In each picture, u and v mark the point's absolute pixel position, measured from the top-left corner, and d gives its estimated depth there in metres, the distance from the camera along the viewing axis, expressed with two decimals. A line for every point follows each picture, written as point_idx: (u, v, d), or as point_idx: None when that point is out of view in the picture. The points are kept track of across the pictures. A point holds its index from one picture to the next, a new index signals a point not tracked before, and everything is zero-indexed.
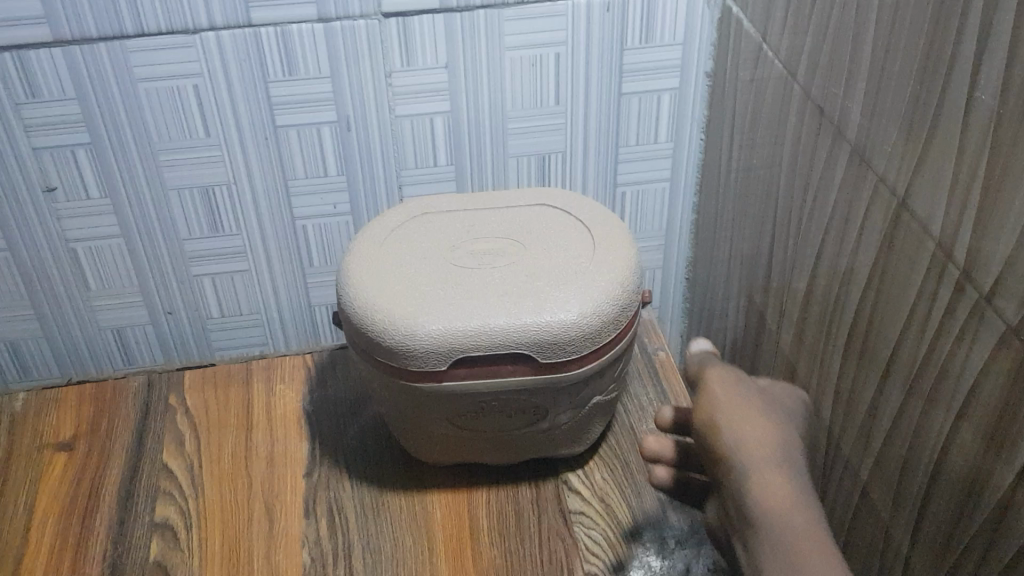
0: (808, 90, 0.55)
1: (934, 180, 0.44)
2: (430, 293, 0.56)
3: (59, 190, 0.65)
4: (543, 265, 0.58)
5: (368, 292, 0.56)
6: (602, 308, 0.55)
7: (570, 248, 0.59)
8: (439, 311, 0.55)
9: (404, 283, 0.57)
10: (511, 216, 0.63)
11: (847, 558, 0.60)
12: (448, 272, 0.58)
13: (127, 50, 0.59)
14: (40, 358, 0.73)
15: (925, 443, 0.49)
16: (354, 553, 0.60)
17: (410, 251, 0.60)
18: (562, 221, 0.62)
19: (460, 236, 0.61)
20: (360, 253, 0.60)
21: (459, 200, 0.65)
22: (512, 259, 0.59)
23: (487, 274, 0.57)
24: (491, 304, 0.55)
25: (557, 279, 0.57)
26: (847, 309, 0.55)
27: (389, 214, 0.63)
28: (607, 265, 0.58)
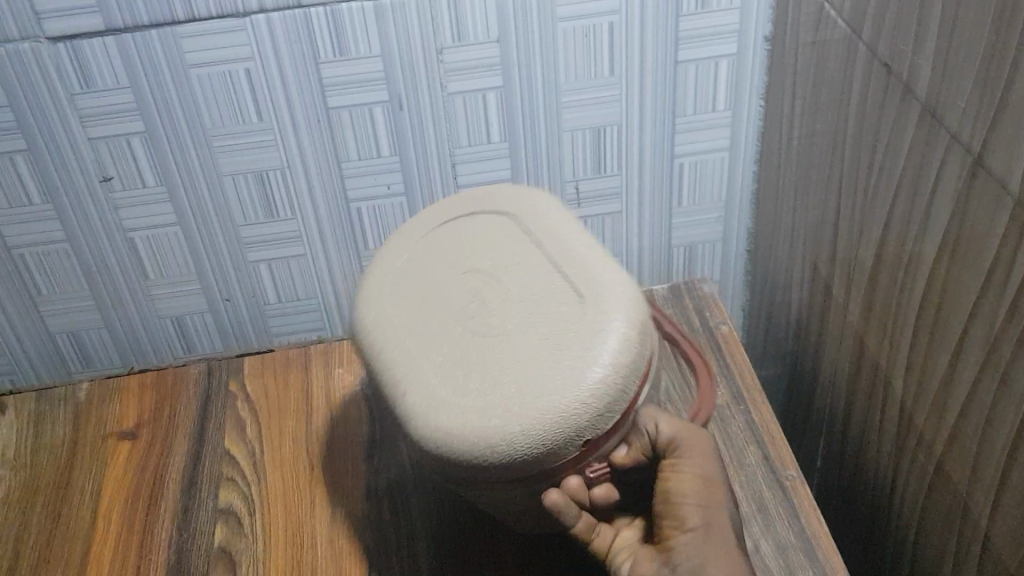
0: (874, 50, 0.53)
1: (1012, 136, 0.42)
2: (409, 339, 0.52)
3: (115, 179, 0.65)
4: (487, 347, 0.50)
5: (388, 302, 0.55)
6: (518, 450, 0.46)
7: (520, 349, 0.49)
8: (393, 373, 0.52)
9: (412, 310, 0.54)
10: (552, 271, 0.52)
11: (919, 537, 0.58)
12: (444, 321, 0.52)
13: (178, 36, 0.59)
14: (102, 348, 0.73)
15: (1007, 411, 0.47)
16: (417, 536, 0.60)
17: (443, 270, 0.55)
18: (566, 315, 0.49)
19: (491, 263, 0.55)
20: (399, 256, 0.58)
21: (505, 209, 0.58)
22: (503, 325, 0.50)
23: (464, 348, 0.50)
24: (422, 403, 0.49)
25: (503, 394, 0.47)
26: (918, 276, 0.53)
27: (451, 208, 0.59)
28: (493, 401, 0.47)
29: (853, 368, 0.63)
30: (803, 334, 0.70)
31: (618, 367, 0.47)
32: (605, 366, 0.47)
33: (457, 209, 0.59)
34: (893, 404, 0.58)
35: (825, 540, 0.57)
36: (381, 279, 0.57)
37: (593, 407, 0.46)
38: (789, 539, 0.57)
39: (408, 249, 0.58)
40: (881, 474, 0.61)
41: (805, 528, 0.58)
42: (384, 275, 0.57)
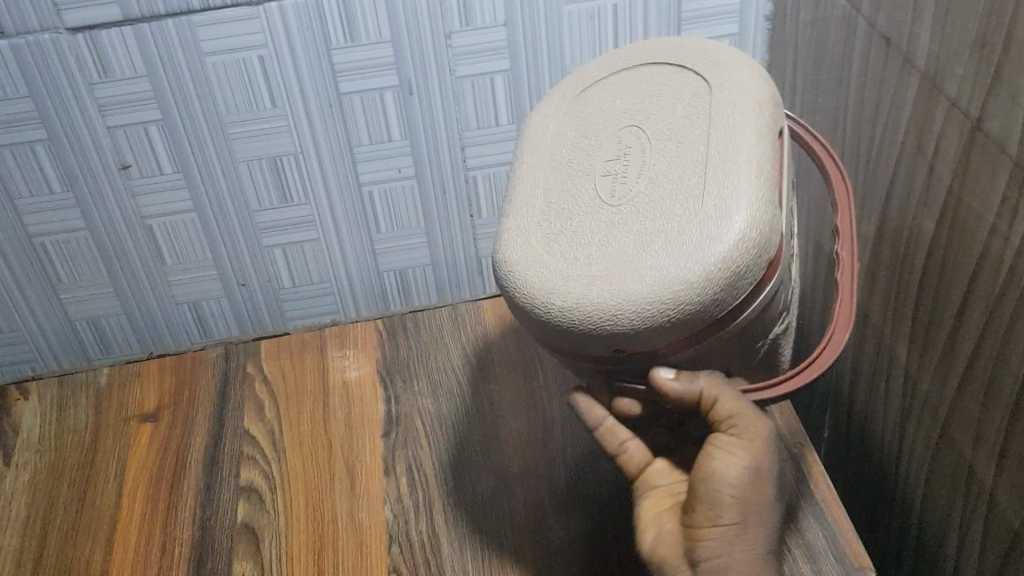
0: (873, 23, 0.55)
1: (1009, 101, 0.43)
2: (540, 194, 0.52)
3: (133, 167, 0.66)
4: (608, 224, 0.47)
5: (531, 136, 0.55)
6: (587, 322, 0.44)
7: (633, 230, 0.46)
8: (514, 212, 0.52)
9: (547, 166, 0.53)
10: (692, 150, 0.46)
11: (924, 505, 0.59)
12: (568, 186, 0.51)
13: (194, 25, 0.61)
14: (121, 334, 0.75)
15: (1009, 370, 0.48)
16: (435, 509, 0.61)
17: (596, 119, 0.53)
18: (684, 214, 0.44)
19: (637, 119, 0.50)
20: (573, 95, 0.55)
21: (684, 64, 0.51)
22: (626, 198, 0.47)
23: (590, 212, 0.48)
24: (528, 247, 0.49)
25: (601, 266, 0.45)
26: (920, 245, 0.54)
27: (642, 57, 0.53)
28: (580, 278, 0.45)
29: (856, 340, 0.65)
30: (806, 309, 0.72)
31: (718, 260, 0.42)
32: (703, 263, 0.42)
33: (646, 51, 0.53)
34: (896, 372, 0.60)
35: (832, 504, 0.59)
36: (537, 118, 0.56)
37: (674, 304, 0.42)
38: (798, 504, 0.59)
39: (594, 89, 0.54)
40: (885, 443, 0.63)
41: (813, 494, 0.60)
42: (535, 117, 0.56)
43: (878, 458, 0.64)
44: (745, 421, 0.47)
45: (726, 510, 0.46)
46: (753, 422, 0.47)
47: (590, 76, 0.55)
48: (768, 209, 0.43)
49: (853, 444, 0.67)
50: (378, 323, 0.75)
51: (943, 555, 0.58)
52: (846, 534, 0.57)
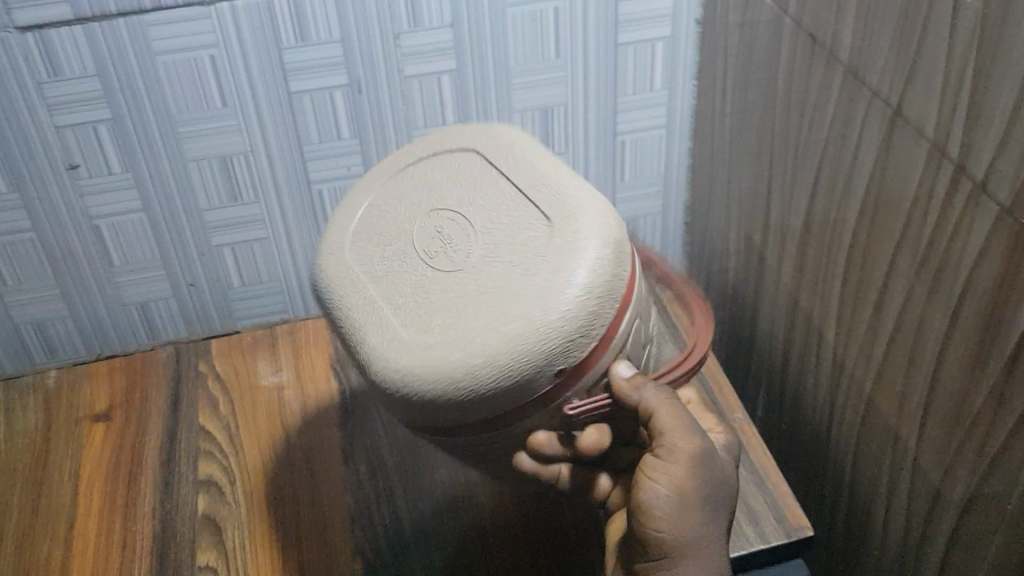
0: (800, 22, 0.58)
1: (926, 86, 0.47)
2: (359, 267, 0.50)
3: (81, 167, 0.67)
4: (446, 283, 0.47)
5: (333, 228, 0.53)
6: (470, 384, 0.44)
7: (472, 290, 0.46)
8: (339, 296, 0.50)
9: (356, 239, 0.52)
10: (512, 216, 0.48)
11: (853, 482, 0.62)
12: (395, 247, 0.50)
13: (144, 25, 0.62)
14: (68, 337, 0.75)
15: (927, 340, 0.51)
16: (395, 494, 0.63)
17: (403, 194, 0.53)
18: (522, 273, 0.45)
19: (445, 185, 0.52)
20: (367, 185, 0.54)
21: (465, 141, 0.53)
22: (468, 251, 0.48)
23: (423, 273, 0.48)
24: (379, 320, 0.47)
25: (461, 324, 0.45)
26: (844, 233, 0.58)
27: (422, 140, 0.55)
28: (434, 344, 0.45)
29: (787, 328, 0.68)
30: (738, 297, 0.76)
31: (585, 302, 0.44)
32: (572, 305, 0.44)
33: (419, 138, 0.55)
34: (824, 353, 0.63)
35: (772, 472, 0.62)
36: (337, 213, 0.54)
37: (547, 350, 0.43)
38: (740, 473, 0.63)
39: (381, 178, 0.54)
40: (816, 421, 0.66)
41: (754, 464, 0.63)
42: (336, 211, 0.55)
43: (809, 437, 0.68)
44: (670, 440, 0.49)
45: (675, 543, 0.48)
46: (677, 439, 0.49)
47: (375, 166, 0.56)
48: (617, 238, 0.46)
49: (787, 423, 0.71)
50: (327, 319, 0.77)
51: (869, 525, 0.61)
52: (785, 497, 0.61)
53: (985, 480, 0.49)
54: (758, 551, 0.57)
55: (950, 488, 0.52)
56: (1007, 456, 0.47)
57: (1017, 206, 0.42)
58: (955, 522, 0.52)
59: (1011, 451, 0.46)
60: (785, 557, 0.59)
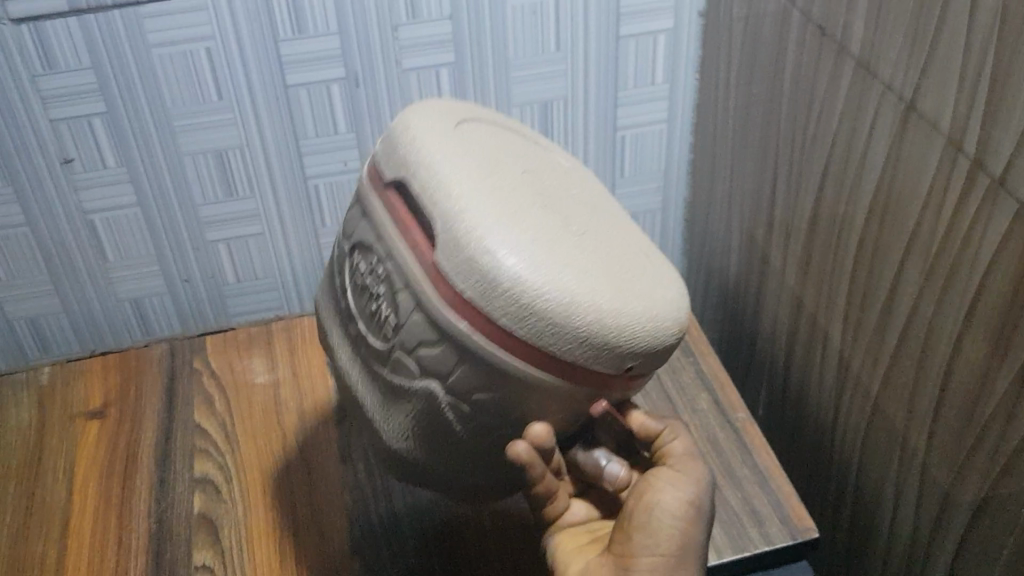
0: (808, 15, 0.58)
1: (941, 80, 0.47)
2: (467, 154, 0.47)
3: (76, 160, 0.66)
4: (557, 224, 0.45)
5: (437, 110, 0.50)
6: (575, 311, 0.42)
7: (581, 247, 0.45)
8: (450, 162, 0.45)
9: (467, 137, 0.48)
10: (612, 234, 0.48)
11: (858, 482, 0.61)
12: (507, 168, 0.48)
13: (141, 17, 0.61)
14: (61, 333, 0.74)
15: (939, 340, 0.50)
16: (393, 494, 0.62)
17: (506, 140, 0.51)
18: (629, 275, 0.45)
19: (541, 162, 0.51)
20: (465, 109, 0.52)
21: (556, 155, 0.55)
22: (580, 221, 0.47)
23: (539, 205, 0.46)
24: (494, 203, 0.44)
25: (585, 265, 0.44)
26: (851, 230, 0.57)
27: (509, 118, 0.55)
28: (540, 254, 0.43)
29: (791, 327, 0.67)
30: (738, 294, 0.75)
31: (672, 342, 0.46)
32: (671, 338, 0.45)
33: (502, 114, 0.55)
34: (829, 353, 0.62)
35: (775, 473, 0.62)
36: (440, 104, 0.51)
37: (643, 344, 0.44)
38: (743, 473, 0.62)
39: (483, 118, 0.52)
40: (820, 420, 0.65)
41: (757, 464, 0.62)
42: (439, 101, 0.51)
43: (811, 436, 0.67)
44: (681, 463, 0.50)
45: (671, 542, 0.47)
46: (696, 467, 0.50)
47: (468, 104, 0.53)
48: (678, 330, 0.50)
49: (789, 423, 0.70)
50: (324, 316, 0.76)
51: (875, 527, 0.60)
52: (789, 498, 0.60)
53: (998, 483, 0.48)
54: (761, 553, 0.57)
55: (960, 491, 0.51)
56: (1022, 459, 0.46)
57: None
58: (965, 526, 0.51)
59: None
60: (789, 560, 0.58)
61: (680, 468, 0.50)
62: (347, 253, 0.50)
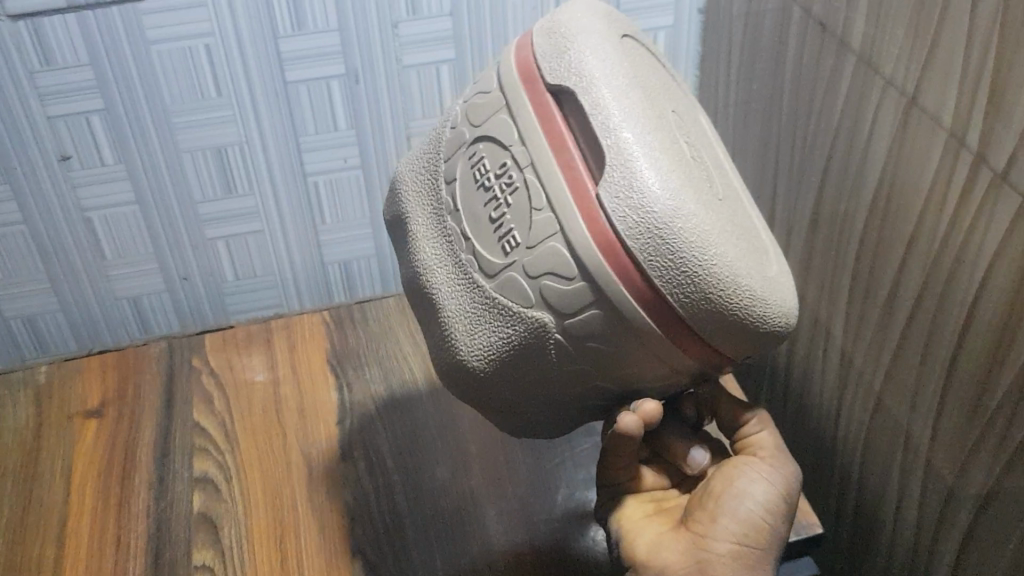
0: (809, 10, 0.58)
1: (944, 73, 0.46)
2: (640, 89, 0.44)
3: (74, 158, 0.65)
4: (710, 191, 0.44)
5: (610, 24, 0.47)
6: (731, 291, 0.41)
7: (728, 221, 0.44)
8: (627, 93, 0.43)
9: (635, 67, 0.46)
10: (744, 214, 0.47)
11: (862, 478, 0.61)
12: (665, 113, 0.46)
13: (139, 14, 0.60)
14: (58, 332, 0.74)
15: (943, 334, 0.50)
16: (395, 490, 0.62)
17: (659, 74, 0.49)
18: (761, 262, 0.44)
19: (682, 112, 0.50)
20: (626, 29, 0.49)
21: (684, 89, 0.53)
22: (720, 190, 0.46)
23: (692, 163, 0.45)
24: (666, 152, 0.42)
25: (737, 243, 0.43)
26: (853, 226, 0.57)
27: (653, 46, 0.52)
28: (702, 218, 0.41)
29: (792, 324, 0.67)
30: None
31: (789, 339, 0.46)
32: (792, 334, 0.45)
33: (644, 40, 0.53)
34: (831, 349, 0.62)
35: None
36: (612, 17, 0.48)
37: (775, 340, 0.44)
38: None
39: (642, 47, 0.50)
40: (822, 416, 0.65)
41: None
42: (609, 12, 0.48)
43: (814, 432, 0.67)
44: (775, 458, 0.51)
45: (755, 530, 0.48)
46: (785, 457, 0.52)
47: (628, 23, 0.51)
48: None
49: (790, 420, 0.70)
50: (323, 313, 0.76)
51: (879, 523, 0.60)
52: None
53: (1002, 477, 0.48)
54: None
55: (964, 486, 0.51)
56: None
57: None
58: (971, 520, 0.51)
59: None
60: (792, 556, 0.58)
61: (771, 461, 0.51)
62: (467, 143, 0.47)
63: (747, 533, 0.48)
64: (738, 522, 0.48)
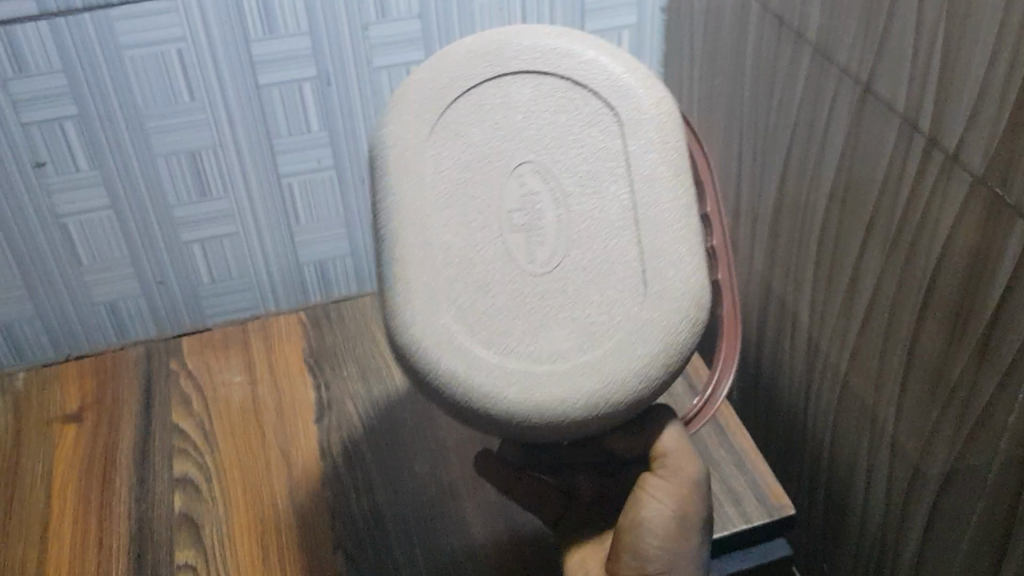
0: (766, 4, 0.59)
1: (897, 61, 0.48)
2: (432, 178, 0.49)
3: (49, 165, 0.66)
4: (498, 299, 0.48)
5: (431, 89, 0.50)
6: (442, 391, 0.47)
7: (507, 330, 0.47)
8: (397, 223, 0.49)
9: (446, 137, 0.49)
10: (589, 281, 0.48)
11: (833, 462, 0.63)
12: (481, 189, 0.49)
13: (111, 19, 0.61)
14: (36, 339, 0.74)
15: (904, 315, 0.52)
16: (375, 485, 0.63)
17: (510, 124, 0.49)
18: (549, 361, 0.47)
19: (552, 139, 0.49)
20: (477, 66, 0.50)
21: (600, 89, 0.49)
22: (544, 273, 0.48)
23: (494, 247, 0.49)
24: (413, 260, 0.48)
25: (481, 340, 0.47)
26: (815, 215, 0.58)
27: (565, 42, 0.49)
28: (435, 349, 0.47)
29: (761, 312, 0.69)
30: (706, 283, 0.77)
31: (606, 412, 0.47)
32: (590, 407, 0.46)
33: (556, 35, 0.50)
34: (799, 335, 0.63)
35: (750, 454, 0.64)
36: (444, 69, 0.50)
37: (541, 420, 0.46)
38: (719, 454, 0.64)
39: (501, 76, 0.49)
40: (792, 402, 0.67)
41: (734, 446, 0.64)
42: (445, 61, 0.50)
43: (785, 418, 0.68)
44: (677, 471, 0.52)
45: (656, 559, 0.50)
46: (690, 460, 0.52)
47: (500, 41, 0.50)
48: (679, 356, 0.47)
49: (762, 407, 0.71)
50: (300, 314, 0.76)
51: (850, 505, 0.62)
52: (766, 478, 0.62)
53: (963, 454, 0.50)
54: (740, 530, 0.59)
55: (927, 463, 0.53)
56: (985, 427, 0.47)
57: (991, 176, 0.43)
58: (935, 496, 0.53)
59: (989, 423, 0.47)
60: (767, 537, 0.60)
61: (670, 476, 0.52)
62: None
63: (656, 560, 0.50)
64: (647, 552, 0.50)
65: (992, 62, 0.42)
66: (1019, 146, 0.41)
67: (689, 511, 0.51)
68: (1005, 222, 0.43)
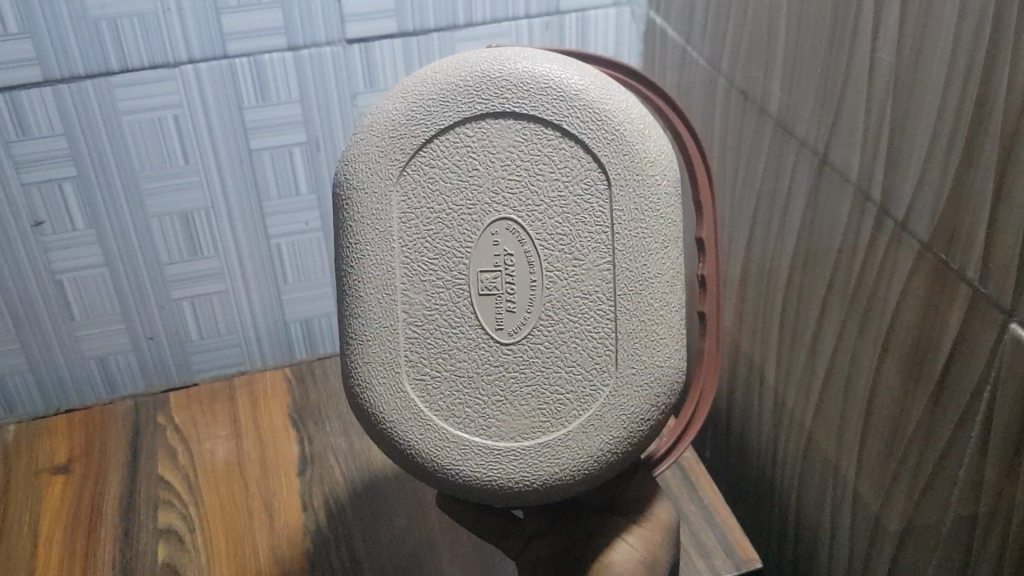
0: (731, 80, 0.63)
1: (849, 134, 0.52)
2: (399, 232, 0.49)
3: (46, 223, 0.68)
4: (469, 364, 0.50)
5: (410, 122, 0.48)
6: (400, 454, 0.51)
7: (478, 399, 0.50)
8: (365, 276, 0.49)
9: (417, 181, 0.49)
10: (564, 345, 0.49)
11: (799, 516, 0.65)
12: (450, 244, 0.49)
13: (112, 87, 0.64)
14: (26, 393, 0.76)
15: (862, 372, 0.54)
16: (354, 536, 0.64)
17: (493, 171, 0.49)
18: (519, 431, 0.50)
19: (533, 191, 0.48)
20: (458, 102, 0.48)
21: (593, 141, 0.47)
22: (519, 340, 0.49)
23: (462, 307, 0.50)
24: (378, 322, 0.50)
25: (439, 408, 0.50)
26: (779, 277, 0.61)
27: (557, 71, 0.48)
28: (402, 418, 0.50)
29: (730, 372, 0.71)
30: None
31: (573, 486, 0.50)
32: (542, 485, 0.49)
33: (550, 69, 0.48)
34: (766, 394, 0.66)
35: (718, 508, 0.66)
36: (420, 103, 0.48)
37: (493, 492, 0.50)
38: (689, 508, 0.66)
39: (482, 117, 0.48)
40: (761, 460, 0.69)
41: (703, 500, 0.67)
42: (419, 93, 0.48)
43: (753, 474, 0.70)
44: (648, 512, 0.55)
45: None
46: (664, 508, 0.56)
47: (487, 74, 0.48)
48: (637, 440, 0.50)
49: (732, 465, 0.74)
50: (286, 371, 0.79)
51: (816, 558, 0.64)
52: (733, 532, 0.64)
53: (917, 508, 0.52)
54: None
55: (887, 517, 0.55)
56: (937, 483, 0.50)
57: (935, 243, 0.46)
58: (894, 547, 0.55)
59: (940, 477, 0.49)
60: None
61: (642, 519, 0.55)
62: None
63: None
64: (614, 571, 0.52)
65: (934, 138, 0.45)
66: (960, 216, 0.44)
67: (659, 549, 0.54)
68: (951, 286, 0.46)
